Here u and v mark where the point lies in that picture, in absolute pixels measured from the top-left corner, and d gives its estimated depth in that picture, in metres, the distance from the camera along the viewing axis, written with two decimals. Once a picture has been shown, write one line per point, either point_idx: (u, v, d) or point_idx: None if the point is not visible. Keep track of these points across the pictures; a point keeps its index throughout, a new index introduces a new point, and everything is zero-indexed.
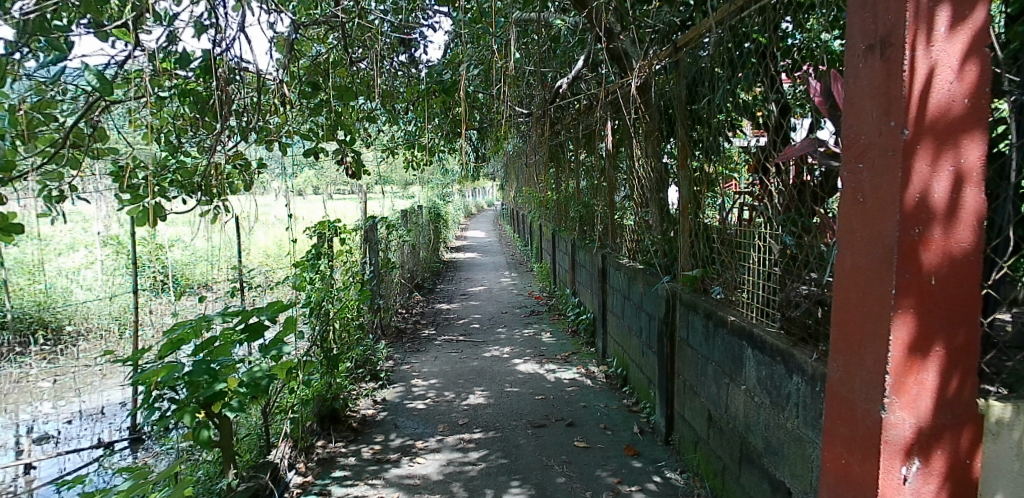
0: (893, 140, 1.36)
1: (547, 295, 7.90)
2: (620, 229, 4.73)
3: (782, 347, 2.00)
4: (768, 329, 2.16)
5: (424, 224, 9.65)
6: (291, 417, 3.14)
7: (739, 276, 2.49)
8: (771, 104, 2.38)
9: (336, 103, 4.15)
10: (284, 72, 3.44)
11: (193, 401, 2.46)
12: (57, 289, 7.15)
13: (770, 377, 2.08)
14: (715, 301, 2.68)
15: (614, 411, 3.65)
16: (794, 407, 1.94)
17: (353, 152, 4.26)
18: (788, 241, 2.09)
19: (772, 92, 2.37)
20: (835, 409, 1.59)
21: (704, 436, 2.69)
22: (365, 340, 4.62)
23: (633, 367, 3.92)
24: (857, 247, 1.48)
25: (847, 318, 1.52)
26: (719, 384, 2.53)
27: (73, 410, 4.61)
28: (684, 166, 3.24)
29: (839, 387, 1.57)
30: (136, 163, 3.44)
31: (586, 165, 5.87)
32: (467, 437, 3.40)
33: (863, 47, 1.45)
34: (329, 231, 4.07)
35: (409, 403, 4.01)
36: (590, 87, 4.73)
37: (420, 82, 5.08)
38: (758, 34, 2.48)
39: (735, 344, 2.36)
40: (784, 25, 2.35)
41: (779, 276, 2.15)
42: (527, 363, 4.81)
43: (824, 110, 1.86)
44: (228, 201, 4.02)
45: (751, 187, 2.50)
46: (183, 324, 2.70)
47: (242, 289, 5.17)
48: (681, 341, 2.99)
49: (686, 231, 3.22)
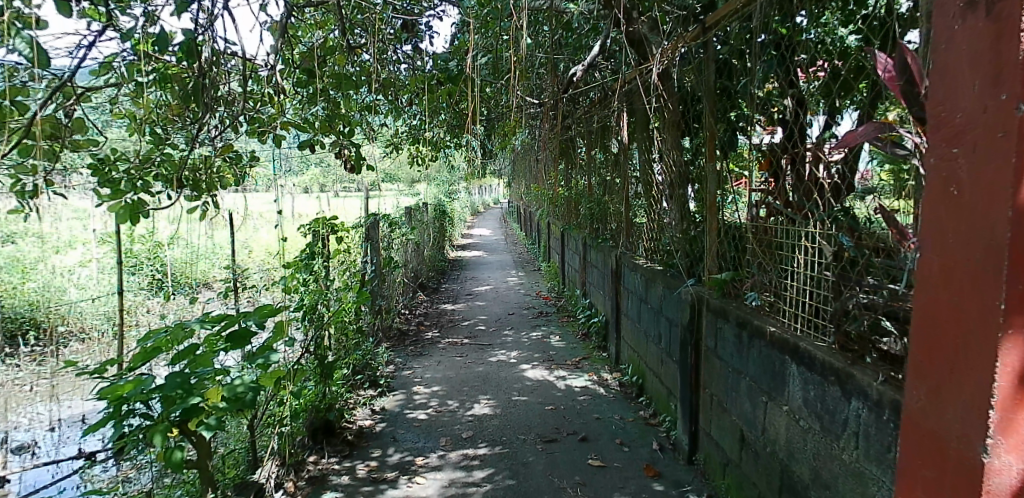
0: (1003, 117, 0.99)
1: (555, 295, 7.62)
2: (636, 228, 4.44)
3: (837, 365, 1.73)
4: (817, 343, 1.89)
5: (428, 220, 9.38)
6: (280, 430, 2.89)
7: (780, 282, 2.22)
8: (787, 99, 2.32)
9: (336, 94, 3.89)
10: (278, 57, 3.18)
11: (167, 419, 2.21)
12: (50, 288, 6.95)
13: (820, 399, 1.82)
14: (749, 308, 2.40)
15: (630, 424, 3.38)
16: (852, 435, 1.68)
17: (352, 146, 3.96)
18: (844, 242, 1.81)
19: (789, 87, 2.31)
20: (914, 450, 1.21)
21: (735, 458, 2.42)
22: (365, 344, 4.36)
23: (650, 376, 3.65)
24: (949, 251, 1.11)
25: (933, 339, 1.14)
26: (754, 403, 2.25)
27: (57, 417, 4.39)
28: (712, 159, 2.90)
29: (918, 419, 1.19)
30: (116, 156, 3.18)
31: (599, 161, 5.59)
32: (471, 453, 3.14)
33: (961, 3, 1.08)
34: (325, 228, 3.78)
35: (410, 413, 3.75)
36: (605, 76, 4.44)
37: (424, 73, 4.80)
38: (780, 25, 2.38)
39: (775, 358, 2.09)
40: (799, 20, 2.32)
41: (832, 282, 1.87)
42: (535, 369, 4.54)
43: (897, 88, 1.53)
44: (219, 197, 3.76)
45: (766, 185, 2.45)
46: (156, 329, 2.45)
47: (236, 288, 4.92)
48: (707, 351, 2.71)
49: (712, 230, 2.90)
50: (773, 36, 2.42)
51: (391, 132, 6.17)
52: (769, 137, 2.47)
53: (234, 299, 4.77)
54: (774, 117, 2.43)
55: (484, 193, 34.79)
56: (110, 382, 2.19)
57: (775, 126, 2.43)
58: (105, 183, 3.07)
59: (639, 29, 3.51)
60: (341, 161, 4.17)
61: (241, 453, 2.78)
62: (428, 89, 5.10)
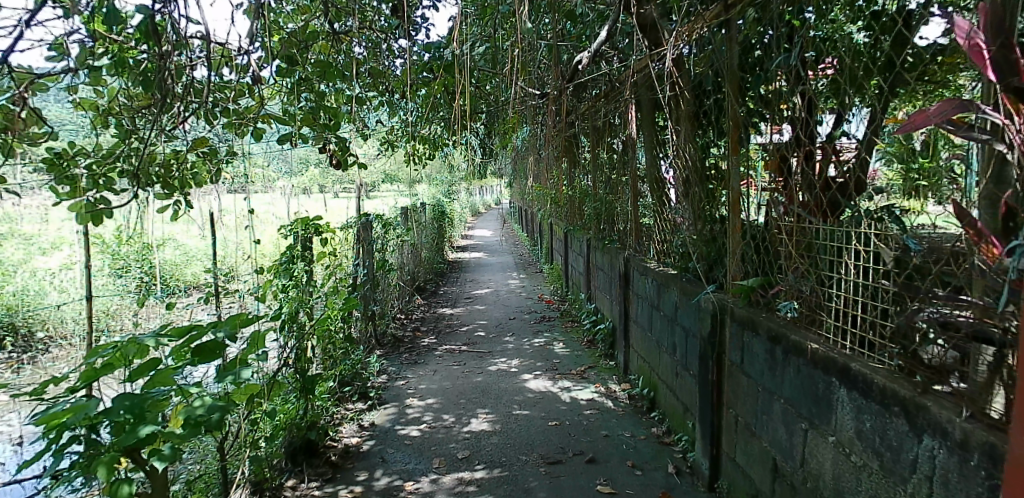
0: None
1: (558, 299, 7.32)
2: (646, 229, 4.14)
3: (903, 394, 1.44)
4: (873, 365, 1.60)
5: (426, 222, 9.12)
6: (252, 454, 2.59)
7: (822, 291, 1.92)
8: (794, 97, 2.15)
9: (319, 84, 3.59)
10: (253, 41, 2.85)
11: (112, 449, 1.90)
12: (30, 292, 6.67)
13: (880, 432, 1.53)
14: (784, 320, 2.10)
15: (642, 443, 3.08)
16: (925, 480, 1.38)
17: (338, 140, 3.64)
18: (910, 246, 1.54)
19: (798, 84, 2.12)
20: None
21: (767, 490, 2.12)
22: (352, 353, 4.05)
23: (663, 389, 3.35)
24: None
25: None
26: (792, 429, 1.96)
27: (25, 431, 4.11)
28: (734, 154, 2.57)
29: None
30: (75, 149, 2.89)
31: (606, 160, 5.29)
32: (466, 476, 2.83)
33: None
34: (310, 229, 3.46)
35: (402, 429, 3.44)
36: (613, 66, 4.13)
37: (420, 67, 4.50)
38: (792, 17, 2.21)
39: (819, 380, 1.80)
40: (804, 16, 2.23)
41: (893, 293, 1.59)
42: (537, 379, 4.23)
43: (987, 60, 1.23)
44: (193, 195, 3.47)
45: (778, 187, 2.27)
46: (110, 343, 2.14)
47: (219, 293, 4.62)
48: (731, 366, 2.41)
49: (735, 231, 2.59)
50: (786, 28, 2.26)
51: (386, 129, 5.87)
52: (777, 136, 2.28)
53: (215, 304, 4.48)
54: (784, 115, 2.25)
55: (484, 193, 34.58)
56: (47, 406, 1.86)
57: (783, 125, 2.24)
58: (63, 180, 2.78)
59: (649, 13, 3.19)
60: (326, 157, 3.87)
61: (211, 477, 2.50)
62: (424, 82, 4.80)
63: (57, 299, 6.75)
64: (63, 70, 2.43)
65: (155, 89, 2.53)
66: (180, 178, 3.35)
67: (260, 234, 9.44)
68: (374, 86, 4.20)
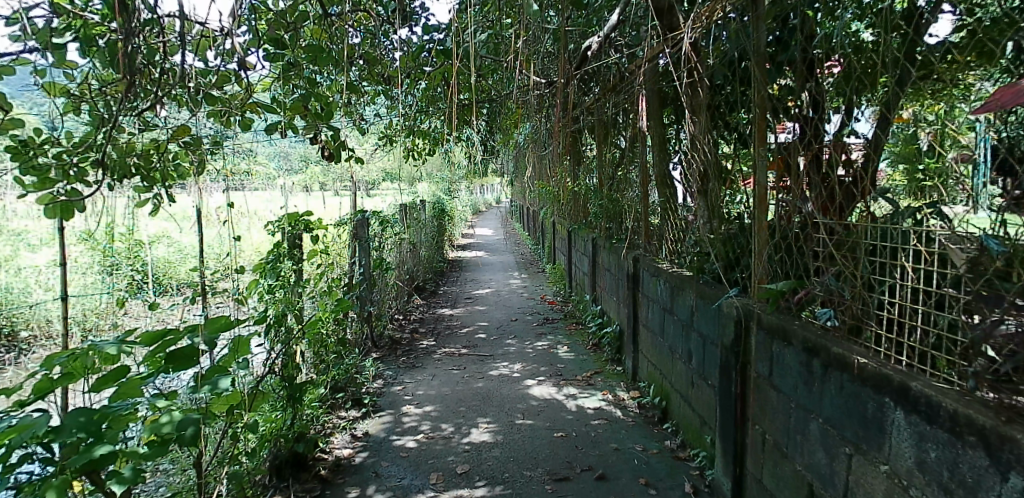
0: None
1: (561, 300, 7.10)
2: (658, 227, 3.92)
3: (982, 423, 1.21)
4: (939, 385, 1.38)
5: (426, 220, 8.90)
6: (232, 469, 2.37)
7: (873, 297, 1.67)
8: (803, 94, 2.16)
9: (312, 72, 3.37)
10: (236, 21, 2.63)
11: (64, 472, 1.68)
12: (16, 290, 6.46)
13: (949, 464, 1.31)
14: (822, 329, 1.87)
15: (656, 458, 2.86)
16: None
17: (330, 130, 3.42)
18: (990, 246, 1.32)
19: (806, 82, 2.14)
20: None
21: None
22: (344, 357, 3.81)
23: (677, 399, 3.13)
24: None
25: None
26: (833, 454, 1.74)
27: None
28: (760, 145, 2.30)
29: None
30: (44, 137, 2.67)
31: (613, 156, 5.07)
32: (466, 494, 2.61)
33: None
34: (301, 225, 3.23)
35: (397, 439, 3.22)
36: (623, 53, 3.90)
37: (420, 59, 4.29)
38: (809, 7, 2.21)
39: (869, 400, 1.57)
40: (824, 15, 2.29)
41: (968, 305, 1.36)
42: (541, 386, 4.00)
43: None
44: (175, 187, 3.24)
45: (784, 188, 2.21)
46: (66, 350, 1.92)
47: (206, 293, 4.40)
48: (758, 379, 2.18)
49: (760, 231, 2.32)
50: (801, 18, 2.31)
51: (384, 123, 5.65)
52: (784, 135, 2.25)
53: (201, 304, 4.25)
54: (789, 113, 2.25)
55: (485, 192, 34.36)
56: None
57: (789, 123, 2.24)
58: (31, 171, 2.57)
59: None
60: (318, 148, 3.65)
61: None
62: (423, 72, 4.57)
63: (42, 297, 6.54)
64: (25, 48, 2.21)
65: (124, 70, 2.31)
66: (161, 170, 3.13)
67: (255, 230, 9.22)
68: (370, 77, 3.98)
